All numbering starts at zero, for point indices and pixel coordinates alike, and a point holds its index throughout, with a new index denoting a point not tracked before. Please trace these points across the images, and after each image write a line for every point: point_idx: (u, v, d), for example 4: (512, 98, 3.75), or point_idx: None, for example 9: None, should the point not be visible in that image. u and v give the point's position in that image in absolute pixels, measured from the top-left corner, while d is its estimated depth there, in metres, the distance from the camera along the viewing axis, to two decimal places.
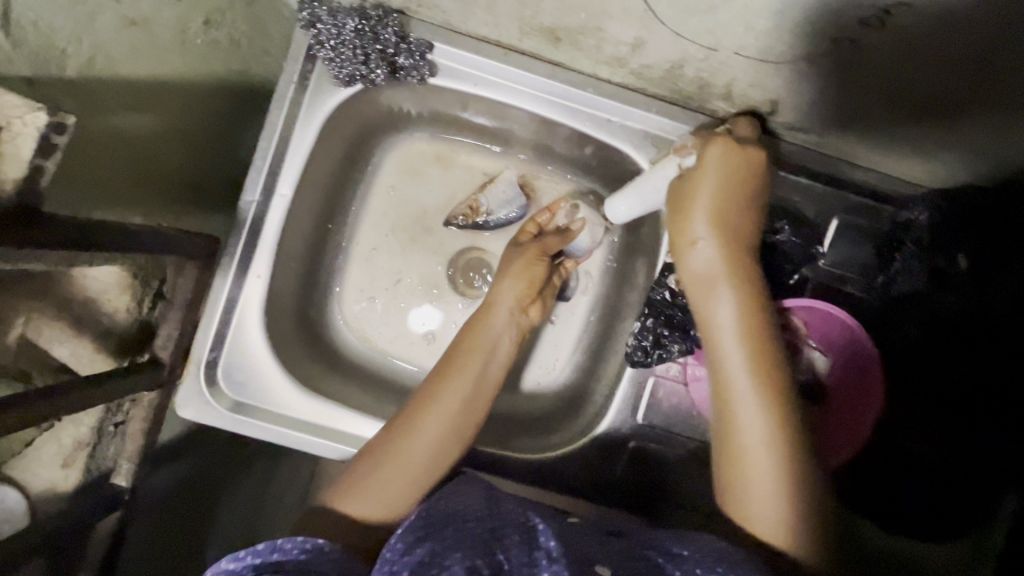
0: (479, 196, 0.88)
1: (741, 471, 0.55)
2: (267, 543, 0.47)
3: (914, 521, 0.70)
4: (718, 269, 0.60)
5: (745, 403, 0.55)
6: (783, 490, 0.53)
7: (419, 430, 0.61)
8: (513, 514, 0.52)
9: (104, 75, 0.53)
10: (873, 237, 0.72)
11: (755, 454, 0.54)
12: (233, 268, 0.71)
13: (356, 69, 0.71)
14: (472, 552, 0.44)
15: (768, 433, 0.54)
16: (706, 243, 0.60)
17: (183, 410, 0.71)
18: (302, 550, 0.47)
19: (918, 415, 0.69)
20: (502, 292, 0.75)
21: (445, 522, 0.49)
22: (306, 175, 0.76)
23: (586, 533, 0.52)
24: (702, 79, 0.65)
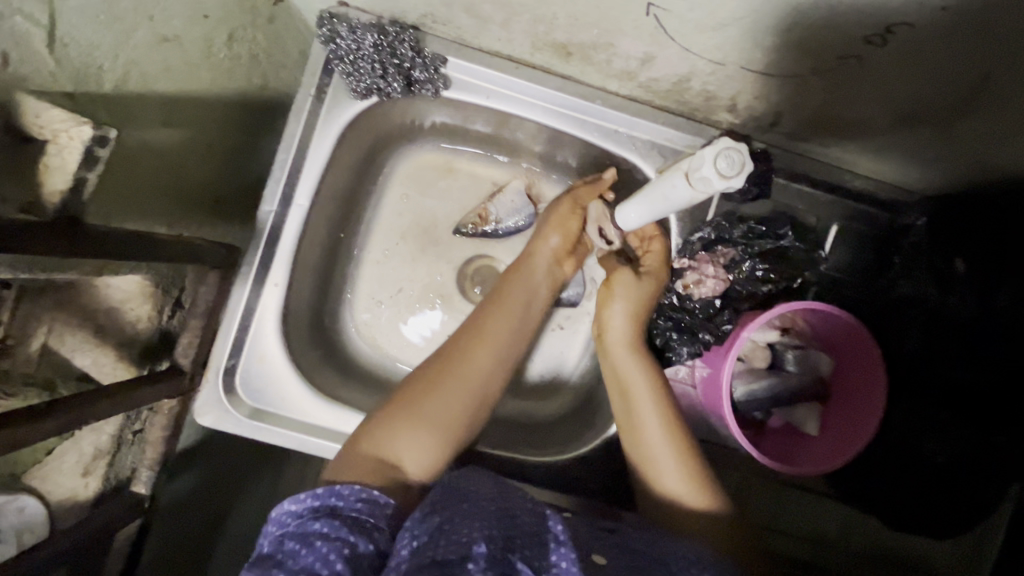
0: (488, 205, 0.89)
1: (652, 462, 0.65)
2: (327, 488, 0.50)
3: (924, 518, 0.73)
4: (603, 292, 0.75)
5: (648, 419, 0.67)
6: (693, 468, 0.64)
7: (462, 377, 0.64)
8: (523, 494, 0.53)
9: (136, 90, 0.54)
10: (874, 240, 0.78)
11: (661, 453, 0.65)
12: (254, 276, 0.73)
13: (373, 82, 0.73)
14: (489, 523, 0.45)
15: (660, 416, 0.66)
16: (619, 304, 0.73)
17: (202, 418, 0.72)
18: (358, 499, 0.50)
19: (921, 415, 0.71)
20: (540, 244, 0.77)
21: (461, 498, 0.50)
22: (323, 186, 0.77)
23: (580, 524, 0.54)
24: (708, 92, 0.68)
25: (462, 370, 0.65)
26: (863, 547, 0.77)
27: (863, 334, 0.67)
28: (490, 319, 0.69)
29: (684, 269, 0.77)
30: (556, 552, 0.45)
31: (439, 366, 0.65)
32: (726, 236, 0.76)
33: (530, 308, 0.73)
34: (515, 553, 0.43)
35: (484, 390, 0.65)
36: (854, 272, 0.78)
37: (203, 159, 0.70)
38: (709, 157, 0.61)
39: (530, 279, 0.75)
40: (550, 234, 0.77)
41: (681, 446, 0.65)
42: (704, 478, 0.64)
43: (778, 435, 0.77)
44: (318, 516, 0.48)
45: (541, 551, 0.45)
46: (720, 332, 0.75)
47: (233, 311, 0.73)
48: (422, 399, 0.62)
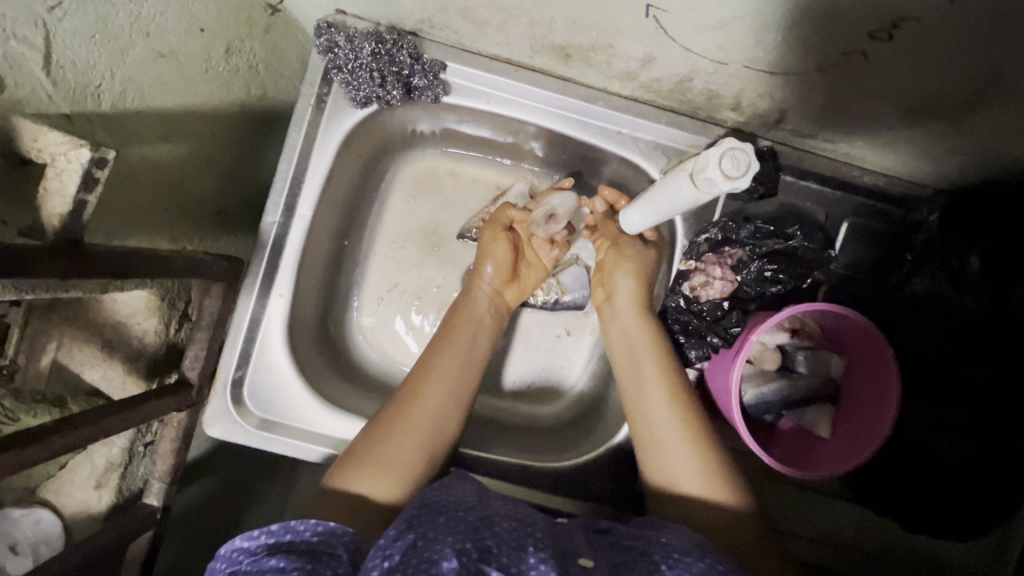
0: (492, 208, 0.89)
1: (661, 453, 0.65)
2: (280, 524, 0.50)
3: (940, 524, 0.71)
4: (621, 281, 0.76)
5: (656, 412, 0.67)
6: (702, 457, 0.64)
7: (410, 413, 0.65)
8: (504, 506, 0.54)
9: (135, 107, 0.55)
10: (884, 239, 0.76)
11: (670, 443, 0.65)
12: (258, 288, 0.74)
13: (372, 91, 0.73)
14: (462, 537, 0.46)
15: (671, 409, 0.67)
16: (625, 283, 0.76)
17: (211, 429, 0.72)
18: (314, 532, 0.49)
19: (938, 415, 0.69)
20: (477, 282, 0.80)
21: (438, 511, 0.51)
22: (326, 195, 0.77)
23: (579, 532, 0.54)
24: (711, 91, 0.66)
25: (416, 400, 0.66)
26: (875, 548, 0.76)
27: (877, 335, 0.65)
28: (439, 355, 0.71)
29: (691, 271, 0.76)
30: (533, 555, 0.46)
31: (396, 404, 0.66)
32: (733, 236, 0.75)
33: (481, 334, 0.76)
34: (489, 562, 0.44)
35: (436, 421, 0.66)
36: (863, 270, 0.76)
37: (204, 173, 0.70)
38: (714, 158, 0.61)
39: (475, 313, 0.77)
40: (484, 268, 0.79)
41: (690, 438, 0.65)
42: (716, 468, 0.63)
43: (791, 436, 0.76)
44: (273, 553, 0.47)
45: (519, 555, 0.45)
46: (728, 334, 0.74)
47: (239, 323, 0.73)
48: (379, 434, 0.63)
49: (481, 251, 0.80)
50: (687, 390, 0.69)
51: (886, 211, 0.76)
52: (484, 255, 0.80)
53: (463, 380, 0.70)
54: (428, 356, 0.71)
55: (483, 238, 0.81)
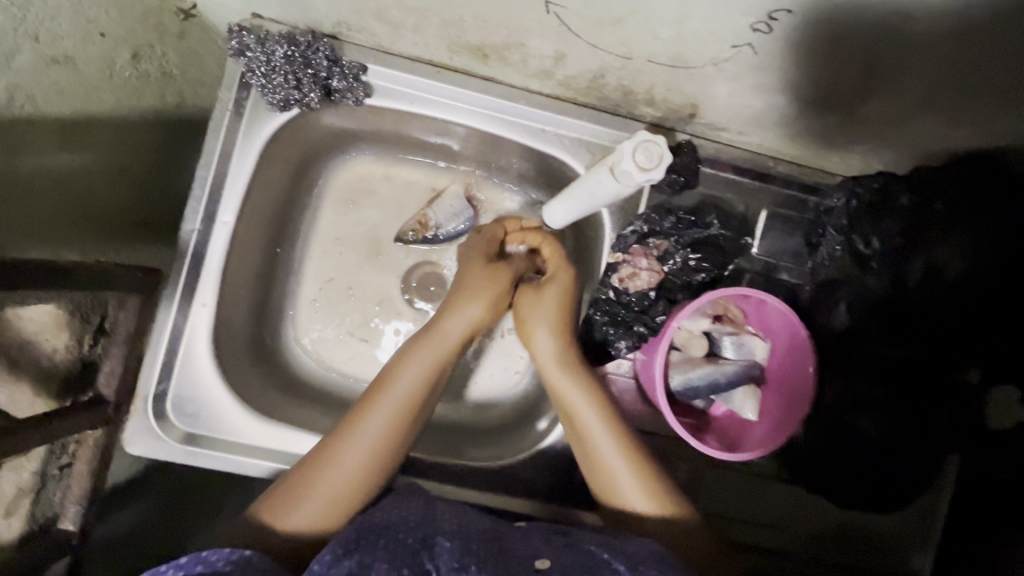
0: (427, 211, 0.91)
1: (618, 483, 0.63)
2: (190, 556, 0.48)
3: (877, 498, 0.75)
4: (552, 323, 0.68)
5: (602, 442, 0.65)
6: (646, 477, 0.63)
7: (347, 450, 0.60)
8: (448, 521, 0.55)
9: (27, 113, 0.53)
10: (802, 226, 0.78)
11: (615, 465, 0.64)
12: (179, 298, 0.71)
13: (289, 94, 0.71)
14: (399, 562, 0.47)
15: (616, 442, 0.64)
16: (546, 320, 0.68)
17: (131, 447, 0.70)
18: (227, 561, 0.49)
19: (865, 393, 0.73)
20: (456, 308, 0.68)
21: (379, 533, 0.51)
22: (248, 202, 0.76)
23: (532, 537, 0.55)
24: (624, 86, 0.68)
25: (353, 433, 0.61)
26: (822, 530, 0.78)
27: (794, 318, 0.69)
28: (384, 389, 0.63)
29: (619, 263, 0.77)
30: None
31: (316, 453, 0.61)
32: (657, 228, 0.76)
33: (442, 373, 0.66)
34: None
35: (378, 459, 0.61)
36: (786, 256, 0.79)
37: (116, 182, 0.68)
38: (628, 151, 0.65)
39: (449, 337, 0.66)
40: (467, 297, 0.68)
41: (634, 465, 0.64)
42: (658, 482, 0.63)
43: (722, 423, 0.77)
44: None
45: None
46: (654, 323, 0.76)
47: (160, 335, 0.71)
48: (317, 468, 0.59)
49: (467, 284, 0.70)
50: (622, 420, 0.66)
51: (807, 202, 0.78)
52: (473, 290, 0.69)
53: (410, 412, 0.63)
54: (369, 394, 0.63)
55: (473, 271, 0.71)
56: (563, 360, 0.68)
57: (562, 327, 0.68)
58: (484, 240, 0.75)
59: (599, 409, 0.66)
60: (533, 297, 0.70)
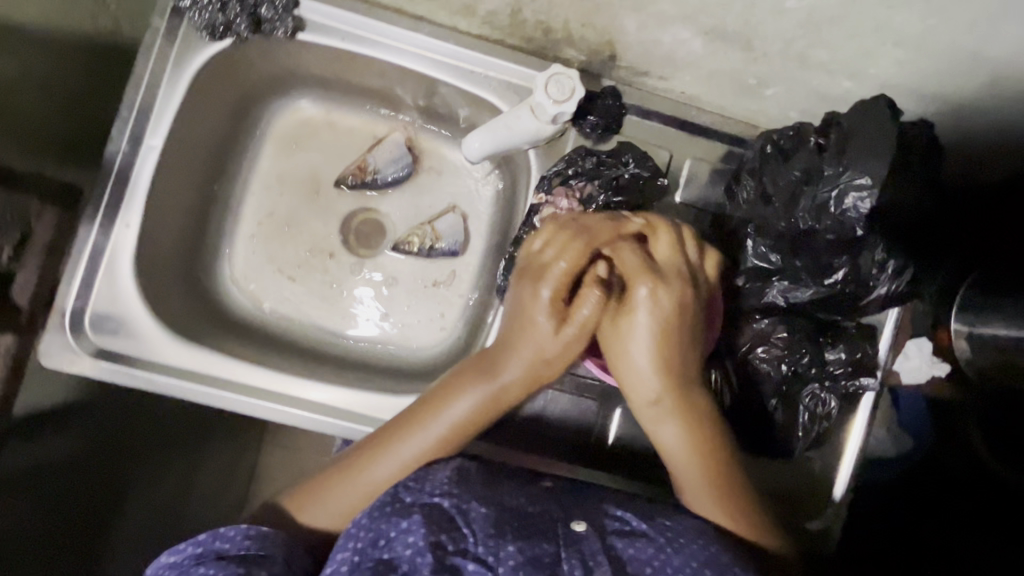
0: (367, 156, 0.93)
1: (695, 500, 0.60)
2: (207, 533, 0.52)
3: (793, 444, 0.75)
4: (649, 345, 0.60)
5: (682, 463, 0.61)
6: (727, 497, 0.59)
7: (382, 463, 0.59)
8: (478, 483, 0.56)
9: None
10: (726, 175, 0.79)
11: (694, 486, 0.60)
12: (102, 217, 0.72)
13: (216, 17, 0.73)
14: (434, 526, 0.49)
15: (696, 463, 0.60)
16: (641, 336, 0.60)
17: (47, 360, 0.70)
18: (244, 537, 0.51)
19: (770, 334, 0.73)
20: (530, 324, 0.61)
21: (412, 496, 0.53)
22: (180, 130, 0.77)
23: (560, 496, 0.57)
24: (543, 22, 0.70)
25: (385, 449, 0.60)
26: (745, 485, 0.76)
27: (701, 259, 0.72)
28: (425, 411, 0.61)
29: (542, 204, 0.78)
30: (510, 544, 0.48)
31: (348, 461, 0.60)
32: (577, 168, 0.77)
33: (494, 406, 0.63)
34: (462, 555, 0.47)
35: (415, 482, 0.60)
36: (710, 205, 0.79)
37: (43, 97, 0.69)
38: (542, 85, 0.67)
39: (516, 360, 0.61)
40: (551, 299, 0.61)
41: (716, 488, 0.59)
42: (740, 503, 0.59)
43: None
44: (201, 562, 0.50)
45: (496, 545, 0.48)
46: None
47: (81, 251, 0.72)
48: (343, 477, 0.59)
49: (535, 295, 0.62)
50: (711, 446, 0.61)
51: (737, 152, 0.79)
52: (538, 300, 0.61)
53: (454, 438, 0.61)
54: (415, 411, 0.62)
55: (568, 251, 0.61)
56: (647, 385, 0.61)
57: (655, 348, 0.60)
58: (581, 244, 0.62)
59: (684, 430, 0.61)
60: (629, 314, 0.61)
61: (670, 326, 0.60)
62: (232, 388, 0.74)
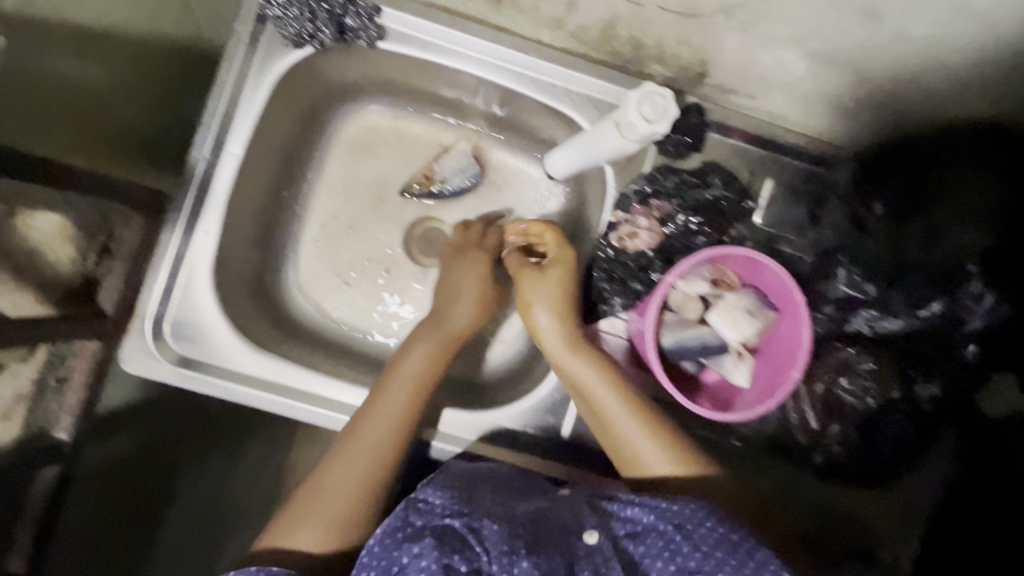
0: (434, 165, 0.93)
1: (637, 451, 0.63)
2: (236, 573, 0.54)
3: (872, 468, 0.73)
4: (558, 300, 0.69)
5: (617, 414, 0.64)
6: (662, 434, 0.63)
7: (343, 450, 0.62)
8: (489, 496, 0.58)
9: (48, 17, 0.54)
10: (808, 196, 0.77)
11: (636, 439, 0.63)
12: (183, 224, 0.73)
13: (303, 28, 0.72)
14: (446, 548, 0.51)
15: (631, 411, 0.64)
16: (549, 286, 0.70)
17: (128, 364, 0.71)
18: (263, 575, 0.53)
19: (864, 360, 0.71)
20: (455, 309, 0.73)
21: (423, 513, 0.55)
22: (257, 137, 0.77)
23: (580, 497, 0.58)
24: (636, 39, 0.68)
25: (349, 437, 0.62)
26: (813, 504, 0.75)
27: (786, 279, 0.67)
28: (372, 400, 0.65)
29: (619, 223, 0.77)
30: (523, 560, 0.50)
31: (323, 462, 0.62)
32: (660, 188, 0.76)
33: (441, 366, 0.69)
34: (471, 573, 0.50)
35: (369, 458, 0.61)
36: (790, 225, 0.77)
37: (128, 101, 0.69)
38: (634, 102, 0.65)
39: (427, 330, 0.71)
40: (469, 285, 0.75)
41: (654, 427, 0.63)
42: (679, 441, 0.63)
43: (712, 387, 0.76)
44: None
45: (507, 562, 0.50)
46: (649, 281, 0.76)
47: (162, 257, 0.72)
48: (315, 476, 0.61)
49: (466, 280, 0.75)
50: (637, 389, 0.66)
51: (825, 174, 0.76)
52: (462, 290, 0.74)
53: (404, 417, 0.64)
54: (358, 418, 0.64)
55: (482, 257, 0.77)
56: (553, 334, 0.68)
57: (560, 300, 0.69)
58: (472, 240, 0.80)
59: (613, 381, 0.66)
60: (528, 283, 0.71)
61: (568, 279, 0.71)
62: (305, 398, 0.74)
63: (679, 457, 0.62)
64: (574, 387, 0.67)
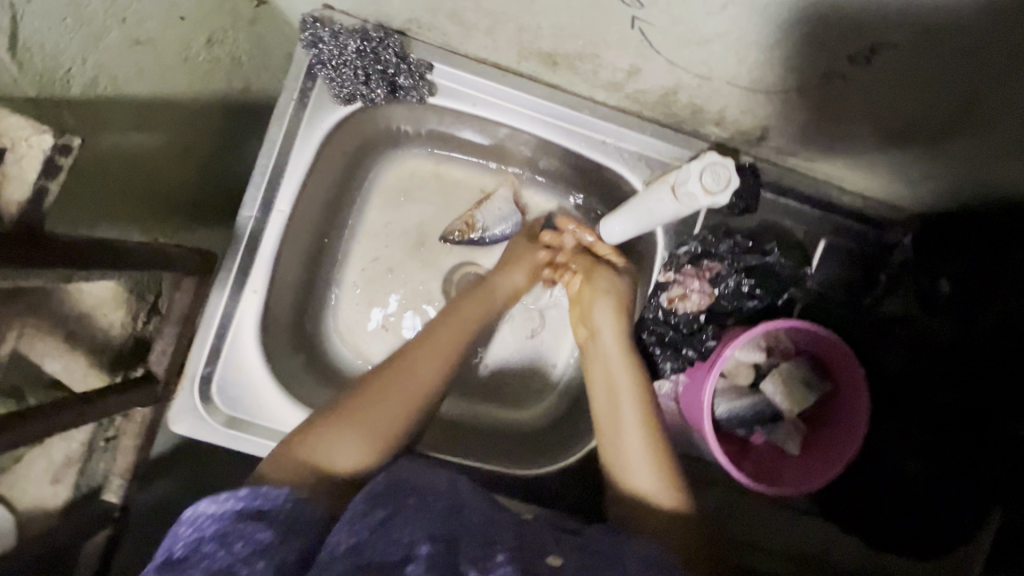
0: (474, 212, 0.89)
1: (629, 461, 0.62)
2: (250, 489, 0.48)
3: (914, 539, 0.72)
4: (614, 310, 0.71)
5: (627, 421, 0.64)
6: (662, 458, 0.62)
7: (387, 380, 0.63)
8: (471, 494, 0.53)
9: (109, 95, 0.54)
10: (861, 258, 0.77)
11: (635, 449, 0.62)
12: (231, 283, 0.72)
13: (356, 88, 0.71)
14: (432, 522, 0.46)
15: (642, 426, 0.64)
16: (607, 298, 0.71)
17: (177, 426, 0.71)
18: (284, 500, 0.48)
19: (914, 436, 0.72)
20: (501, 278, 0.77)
21: (408, 491, 0.50)
22: (304, 192, 0.76)
23: (543, 527, 0.53)
24: (696, 105, 0.66)
25: (390, 379, 0.63)
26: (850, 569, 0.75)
27: (863, 390, 0.66)
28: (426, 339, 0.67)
29: (669, 283, 0.76)
30: (501, 552, 0.44)
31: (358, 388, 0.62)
32: (712, 250, 0.75)
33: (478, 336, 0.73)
34: (458, 553, 0.44)
35: (417, 398, 0.63)
36: (843, 288, 0.77)
37: (182, 164, 0.68)
38: (695, 172, 0.62)
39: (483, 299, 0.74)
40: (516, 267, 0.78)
41: (654, 446, 0.63)
42: (675, 476, 0.62)
43: (760, 453, 0.75)
44: (239, 519, 0.45)
45: (488, 553, 0.44)
46: (704, 349, 0.74)
47: (211, 317, 0.72)
48: (354, 397, 0.61)
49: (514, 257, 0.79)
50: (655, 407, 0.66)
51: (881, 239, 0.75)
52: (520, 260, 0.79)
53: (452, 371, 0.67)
54: (410, 347, 0.67)
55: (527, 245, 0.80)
56: (604, 335, 0.70)
57: (618, 315, 0.70)
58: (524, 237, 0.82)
59: (637, 389, 0.66)
60: (592, 287, 0.72)
61: (625, 297, 0.72)
62: None
63: (667, 486, 0.61)
64: (605, 379, 0.67)
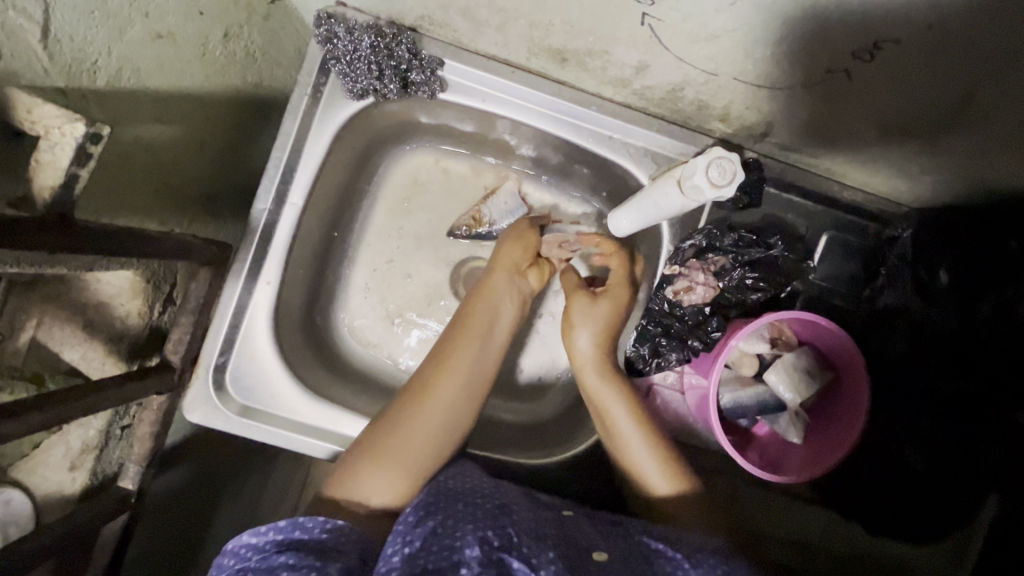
0: (482, 207, 0.91)
1: (639, 468, 0.68)
2: (288, 521, 0.52)
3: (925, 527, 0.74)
4: (598, 329, 0.74)
5: (628, 432, 0.69)
6: (665, 457, 0.68)
7: (419, 408, 0.65)
8: (515, 496, 0.58)
9: (132, 86, 0.55)
10: (863, 253, 0.78)
11: (642, 456, 0.68)
12: (245, 273, 0.73)
13: (369, 83, 0.73)
14: (483, 524, 0.49)
15: (645, 433, 0.69)
16: (594, 314, 0.74)
17: (192, 414, 0.73)
18: (323, 529, 0.51)
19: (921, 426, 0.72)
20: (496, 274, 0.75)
21: (455, 499, 0.55)
22: (317, 185, 0.78)
23: (582, 520, 0.57)
24: (701, 101, 0.68)
25: (423, 402, 0.65)
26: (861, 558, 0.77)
27: (863, 373, 0.68)
28: (452, 347, 0.69)
29: (675, 276, 0.78)
30: (549, 549, 0.48)
31: (395, 411, 0.65)
32: (717, 244, 0.76)
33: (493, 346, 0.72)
34: (509, 552, 0.46)
35: (449, 416, 0.66)
36: (845, 282, 0.78)
37: (197, 157, 0.69)
38: (701, 166, 0.63)
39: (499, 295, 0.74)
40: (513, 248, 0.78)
41: (658, 450, 0.68)
42: (679, 468, 0.68)
43: (764, 442, 0.77)
44: (283, 550, 0.49)
45: (538, 548, 0.47)
46: (709, 339, 0.76)
47: (225, 307, 0.73)
48: (393, 426, 0.63)
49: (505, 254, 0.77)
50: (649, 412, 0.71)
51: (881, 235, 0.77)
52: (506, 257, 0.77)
53: (479, 375, 0.69)
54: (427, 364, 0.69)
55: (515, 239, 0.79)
56: (589, 355, 0.74)
57: (603, 328, 0.74)
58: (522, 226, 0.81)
59: (625, 401, 0.70)
60: (578, 308, 0.75)
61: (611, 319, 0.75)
62: None
63: (674, 481, 0.67)
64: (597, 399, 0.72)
